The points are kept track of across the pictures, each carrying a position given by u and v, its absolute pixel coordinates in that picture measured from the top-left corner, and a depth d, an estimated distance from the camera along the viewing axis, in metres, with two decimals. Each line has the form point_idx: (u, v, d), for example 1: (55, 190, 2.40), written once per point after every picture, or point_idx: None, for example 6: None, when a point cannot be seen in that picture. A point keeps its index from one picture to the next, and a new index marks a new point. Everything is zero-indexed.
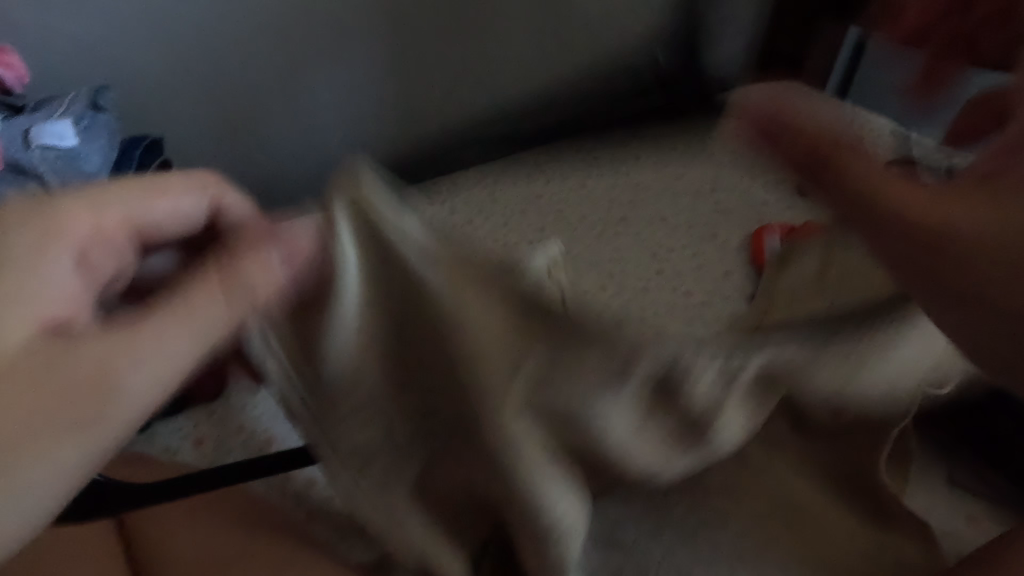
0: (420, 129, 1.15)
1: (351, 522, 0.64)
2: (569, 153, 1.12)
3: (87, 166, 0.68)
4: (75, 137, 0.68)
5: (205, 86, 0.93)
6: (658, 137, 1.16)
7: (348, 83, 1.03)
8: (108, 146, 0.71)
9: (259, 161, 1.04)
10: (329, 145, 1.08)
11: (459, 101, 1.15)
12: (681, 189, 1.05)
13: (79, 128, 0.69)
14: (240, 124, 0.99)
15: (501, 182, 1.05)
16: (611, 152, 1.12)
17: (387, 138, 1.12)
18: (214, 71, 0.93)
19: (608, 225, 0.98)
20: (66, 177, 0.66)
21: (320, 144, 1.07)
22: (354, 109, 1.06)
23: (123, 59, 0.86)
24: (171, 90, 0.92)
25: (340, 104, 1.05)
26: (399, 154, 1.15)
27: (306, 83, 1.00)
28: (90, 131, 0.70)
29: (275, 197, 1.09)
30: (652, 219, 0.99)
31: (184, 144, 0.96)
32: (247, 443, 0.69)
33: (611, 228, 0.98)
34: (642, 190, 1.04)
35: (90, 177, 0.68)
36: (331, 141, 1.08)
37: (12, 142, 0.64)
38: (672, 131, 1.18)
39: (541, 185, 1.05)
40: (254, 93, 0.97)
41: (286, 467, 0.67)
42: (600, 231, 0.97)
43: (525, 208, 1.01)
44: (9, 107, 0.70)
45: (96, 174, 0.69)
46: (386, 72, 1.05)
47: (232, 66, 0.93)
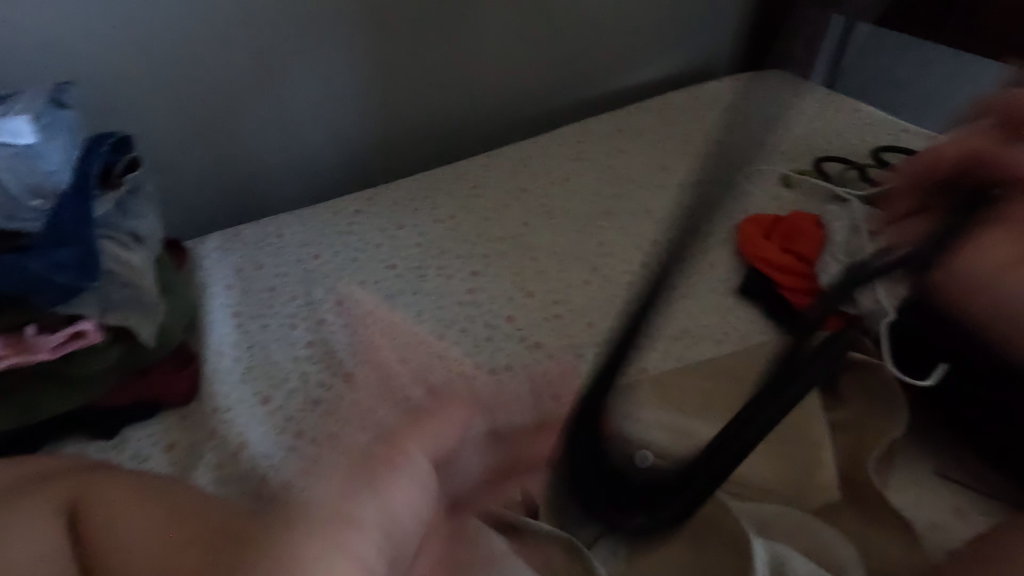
0: (401, 124, 1.12)
1: None
2: (552, 146, 1.10)
3: (46, 165, 0.65)
4: (32, 134, 0.65)
5: (176, 81, 0.91)
6: (642, 129, 1.14)
7: (321, 77, 1.01)
8: (70, 142, 0.69)
9: (235, 159, 1.01)
10: (308, 140, 1.06)
11: (440, 96, 1.13)
12: (666, 181, 1.03)
13: (39, 126, 0.66)
14: (212, 119, 0.96)
15: (482, 177, 1.03)
16: (595, 145, 1.10)
17: (367, 133, 1.10)
18: (185, 68, 0.90)
19: (593, 219, 0.96)
20: (22, 179, 0.63)
21: (298, 140, 1.05)
22: (332, 104, 1.04)
23: (90, 54, 0.84)
24: (142, 87, 0.89)
25: (317, 98, 1.02)
26: (379, 151, 1.13)
27: (282, 77, 0.98)
28: (50, 128, 0.67)
29: (252, 195, 1.06)
30: (636, 212, 0.98)
31: (156, 141, 0.94)
32: (218, 448, 0.67)
33: (595, 222, 0.96)
34: (626, 183, 1.03)
35: (50, 178, 0.65)
36: (311, 137, 1.05)
37: None
38: (657, 123, 1.16)
39: (523, 179, 1.03)
40: (228, 88, 0.95)
41: (260, 472, 0.64)
42: (584, 224, 0.95)
43: (507, 202, 0.99)
44: None
45: (57, 174, 0.66)
46: (363, 64, 1.03)
47: (203, 61, 0.91)
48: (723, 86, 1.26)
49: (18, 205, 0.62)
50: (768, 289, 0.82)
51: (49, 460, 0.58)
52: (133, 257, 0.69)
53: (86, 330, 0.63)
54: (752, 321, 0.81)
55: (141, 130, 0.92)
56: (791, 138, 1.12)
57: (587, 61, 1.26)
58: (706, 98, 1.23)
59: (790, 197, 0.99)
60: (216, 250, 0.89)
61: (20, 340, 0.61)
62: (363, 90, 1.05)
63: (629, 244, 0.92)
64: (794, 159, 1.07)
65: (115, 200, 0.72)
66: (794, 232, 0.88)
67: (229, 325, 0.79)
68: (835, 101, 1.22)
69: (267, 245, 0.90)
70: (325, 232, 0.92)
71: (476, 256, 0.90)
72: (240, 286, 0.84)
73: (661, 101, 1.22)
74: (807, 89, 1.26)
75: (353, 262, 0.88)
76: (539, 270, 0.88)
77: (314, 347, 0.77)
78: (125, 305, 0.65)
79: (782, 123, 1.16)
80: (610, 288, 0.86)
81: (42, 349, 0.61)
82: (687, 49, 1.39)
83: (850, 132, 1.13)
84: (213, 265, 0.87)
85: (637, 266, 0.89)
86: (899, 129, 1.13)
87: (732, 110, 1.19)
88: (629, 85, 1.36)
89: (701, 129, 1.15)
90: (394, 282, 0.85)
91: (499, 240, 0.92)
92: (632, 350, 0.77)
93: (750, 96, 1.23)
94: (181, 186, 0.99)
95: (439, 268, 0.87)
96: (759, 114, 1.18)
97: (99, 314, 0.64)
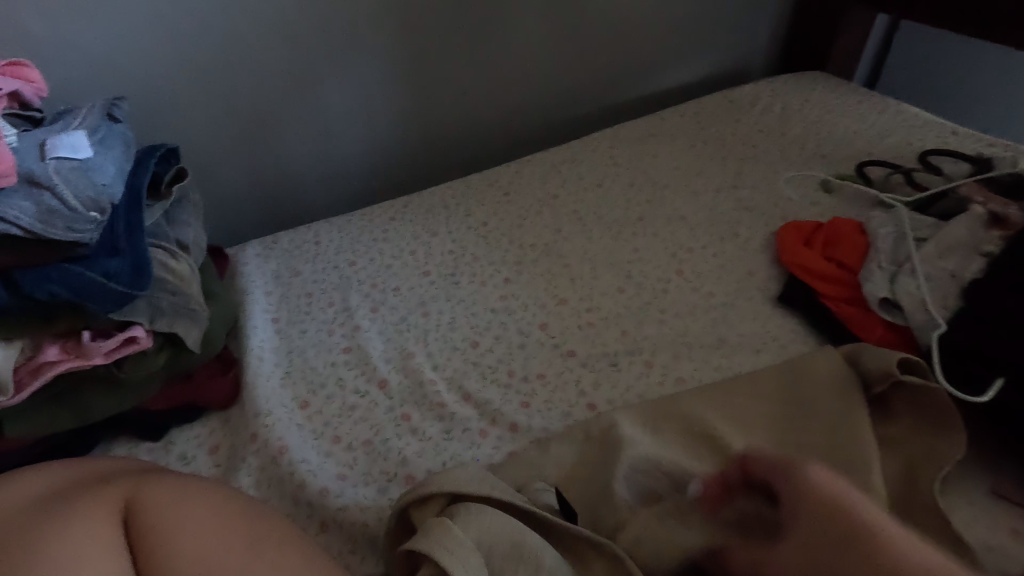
0: (435, 132, 1.13)
1: (363, 533, 0.62)
2: (584, 152, 1.09)
3: (101, 178, 0.65)
4: (89, 149, 0.67)
5: (220, 94, 0.94)
6: (677, 133, 1.13)
7: (356, 88, 1.03)
8: (123, 155, 0.71)
9: (275, 168, 1.04)
10: (345, 150, 1.08)
11: (474, 103, 1.14)
12: (701, 186, 1.02)
13: (94, 139, 0.69)
14: (255, 130, 0.99)
15: (515, 184, 1.03)
16: (628, 150, 1.10)
17: (401, 141, 1.11)
18: (230, 82, 0.94)
19: (626, 225, 0.95)
20: (80, 191, 0.63)
21: (335, 149, 1.07)
22: (368, 113, 1.06)
23: (140, 70, 0.87)
24: (187, 101, 0.92)
25: (353, 107, 1.04)
26: (413, 158, 1.14)
27: (319, 88, 1.00)
28: (104, 141, 0.70)
29: (290, 203, 1.09)
30: (671, 217, 0.96)
31: (201, 152, 0.97)
32: (259, 452, 0.68)
33: (629, 228, 0.95)
34: (660, 189, 1.02)
35: (105, 191, 0.65)
36: (348, 146, 1.08)
37: (28, 155, 0.62)
38: (691, 127, 1.15)
39: (556, 186, 1.03)
40: (269, 100, 0.98)
41: (298, 476, 0.65)
42: (617, 231, 0.95)
43: (540, 209, 0.99)
44: (30, 119, 0.71)
45: (112, 186, 0.66)
46: (398, 73, 1.04)
47: (246, 74, 0.94)
48: (760, 88, 1.24)
49: (74, 217, 0.62)
50: (808, 297, 0.81)
51: (103, 463, 0.61)
52: (181, 266, 0.72)
53: (138, 336, 0.65)
54: (792, 329, 0.79)
55: (187, 141, 0.95)
56: (832, 141, 1.10)
57: (620, 66, 1.25)
58: (741, 101, 1.21)
59: (829, 202, 0.97)
60: (255, 257, 0.91)
61: (77, 345, 0.64)
62: (398, 99, 1.07)
63: (663, 251, 0.91)
64: (834, 163, 1.05)
65: (163, 210, 0.75)
66: (833, 239, 0.86)
67: (269, 331, 0.81)
68: (877, 103, 1.18)
69: (305, 252, 0.92)
70: (361, 239, 0.93)
71: (508, 263, 0.90)
72: (278, 292, 0.86)
73: (695, 104, 1.20)
74: (848, 91, 1.22)
75: (387, 268, 0.89)
76: (572, 277, 0.88)
77: (350, 353, 0.78)
78: (174, 313, 0.68)
79: (822, 126, 1.13)
80: (643, 295, 0.85)
81: (97, 353, 0.64)
82: (723, 52, 1.37)
83: (894, 134, 1.09)
84: (253, 271, 0.89)
85: (671, 272, 0.88)
86: (947, 130, 1.09)
87: (769, 114, 1.17)
88: (662, 87, 1.34)
89: (736, 133, 1.13)
90: (428, 289, 0.86)
91: (531, 246, 0.92)
92: (667, 359, 0.76)
93: (788, 98, 1.21)
94: (223, 194, 1.03)
95: (471, 275, 0.88)
96: (798, 117, 1.16)
97: (149, 320, 0.66)
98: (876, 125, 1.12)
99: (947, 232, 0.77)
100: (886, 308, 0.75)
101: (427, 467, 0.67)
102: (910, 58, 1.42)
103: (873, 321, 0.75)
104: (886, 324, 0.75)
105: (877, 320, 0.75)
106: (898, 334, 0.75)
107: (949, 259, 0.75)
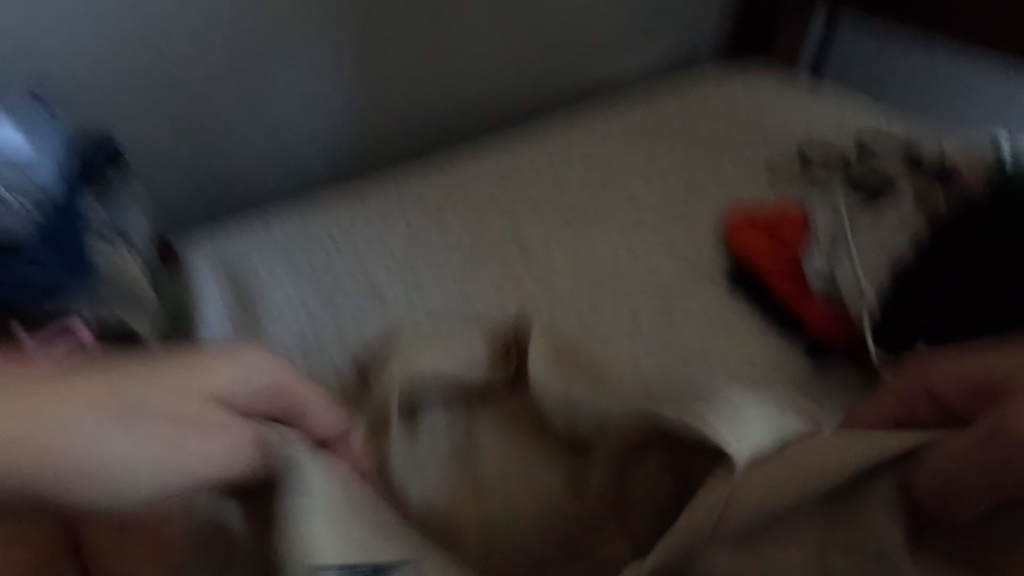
0: (387, 116, 1.12)
1: None
2: (540, 137, 1.10)
3: (30, 166, 0.66)
4: (15, 134, 0.66)
5: (162, 73, 0.91)
6: (628, 118, 1.15)
7: (307, 72, 1.01)
8: (54, 141, 0.70)
9: (219, 153, 1.01)
10: (297, 134, 1.06)
11: (428, 85, 1.13)
12: (653, 171, 1.04)
13: (21, 125, 0.68)
14: (197, 110, 0.96)
15: (471, 169, 1.02)
16: (581, 135, 1.11)
17: (352, 126, 1.10)
18: (168, 63, 0.91)
19: (581, 210, 0.97)
20: (7, 179, 0.64)
21: (285, 135, 1.05)
22: (318, 98, 1.04)
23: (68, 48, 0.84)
24: (123, 82, 0.90)
25: (301, 90, 1.02)
26: (366, 144, 1.13)
27: (264, 70, 0.98)
28: (31, 126, 0.68)
29: (235, 189, 1.05)
30: (622, 200, 0.98)
31: (140, 135, 0.94)
32: None
33: (583, 212, 0.96)
34: (612, 173, 1.03)
35: (34, 178, 0.66)
36: (300, 131, 1.06)
37: None
38: (642, 112, 1.17)
39: (512, 170, 1.03)
40: (214, 83, 0.95)
41: None
42: (572, 216, 0.96)
43: (496, 193, 0.99)
44: None
45: (40, 173, 0.66)
46: (348, 59, 1.03)
47: (184, 58, 0.92)
48: (708, 73, 1.27)
49: (5, 204, 0.63)
50: (753, 276, 0.85)
51: None
52: (121, 256, 0.69)
53: (77, 330, 0.63)
54: (737, 307, 0.83)
55: (124, 122, 0.92)
56: (777, 125, 1.13)
57: (572, 50, 1.26)
58: (692, 86, 1.24)
59: (774, 185, 1.01)
60: (201, 246, 0.88)
61: (10, 340, 0.61)
62: (350, 83, 1.05)
63: (614, 232, 0.93)
64: (779, 146, 1.09)
65: (99, 199, 0.73)
66: (780, 217, 0.90)
67: (221, 324, 0.80)
68: (818, 87, 1.23)
69: (254, 237, 0.89)
70: (313, 224, 0.91)
71: (465, 248, 0.90)
72: (228, 282, 0.84)
73: (646, 89, 1.22)
74: (791, 76, 1.26)
75: (342, 255, 0.87)
76: (529, 261, 0.88)
77: (305, 343, 0.77)
78: (115, 302, 0.66)
79: (766, 110, 1.17)
80: (597, 276, 0.87)
81: (33, 348, 0.61)
82: (672, 38, 1.40)
83: (832, 117, 1.14)
84: (200, 261, 0.86)
85: (623, 254, 0.90)
86: (882, 114, 1.14)
87: (717, 99, 1.20)
88: (613, 74, 1.36)
89: (685, 117, 1.16)
90: (384, 277, 0.85)
91: (488, 231, 0.93)
92: None
93: (735, 84, 1.24)
94: (167, 178, 0.99)
95: (429, 261, 0.88)
96: (744, 103, 1.19)
97: (87, 311, 0.64)
98: (815, 110, 1.17)
99: (879, 212, 0.85)
100: (825, 285, 0.82)
101: (387, 453, 0.66)
102: None
103: (815, 301, 0.81)
104: (823, 300, 0.81)
105: (818, 301, 0.81)
106: (836, 311, 0.80)
107: (877, 238, 0.84)
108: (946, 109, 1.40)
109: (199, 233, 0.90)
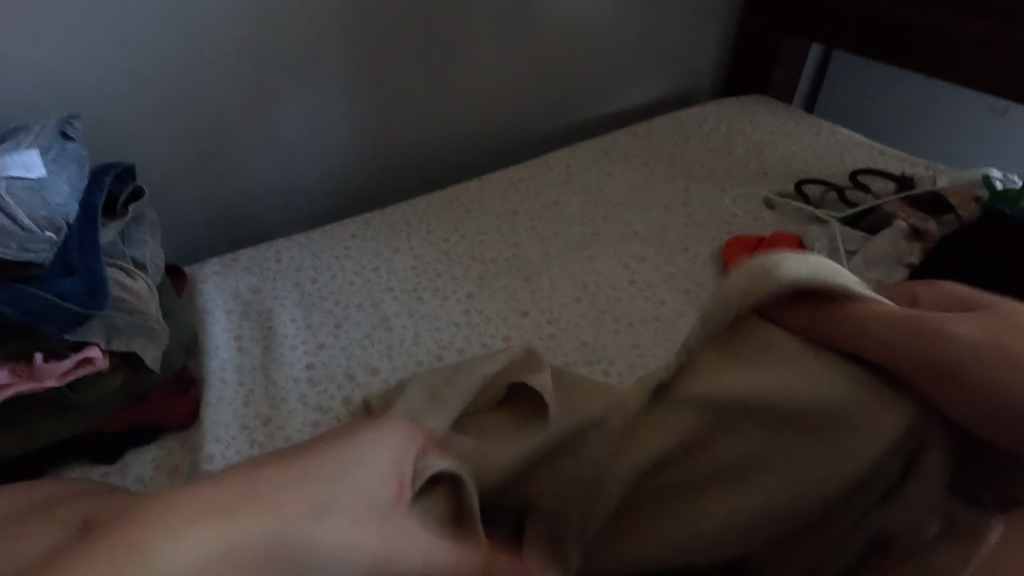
0: (396, 150, 1.16)
1: None
2: (543, 170, 1.13)
3: (54, 198, 0.68)
4: (42, 167, 0.68)
5: (182, 109, 0.94)
6: (629, 153, 1.18)
7: (320, 108, 1.04)
8: (77, 173, 0.72)
9: (233, 185, 1.04)
10: (308, 167, 1.09)
11: (436, 120, 1.17)
12: (653, 204, 1.06)
13: (47, 158, 0.70)
14: (213, 144, 0.99)
15: (477, 202, 1.05)
16: (583, 169, 1.14)
17: (362, 160, 1.13)
18: (188, 99, 0.94)
19: (583, 241, 0.99)
20: (32, 211, 0.65)
21: (296, 167, 1.08)
22: (329, 133, 1.07)
23: (92, 86, 0.86)
24: (143, 118, 0.92)
25: (314, 126, 1.05)
26: (375, 176, 1.16)
27: (279, 107, 1.01)
28: (57, 160, 0.70)
29: (250, 220, 1.09)
30: (624, 232, 1.01)
31: (158, 167, 0.96)
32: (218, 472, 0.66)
33: (586, 243, 0.98)
34: (613, 206, 1.06)
35: (59, 210, 0.68)
36: (311, 163, 1.09)
37: None
38: (643, 147, 1.20)
39: (516, 203, 1.06)
40: (231, 118, 0.98)
41: None
42: (575, 248, 0.98)
43: (500, 225, 1.01)
44: None
45: (65, 206, 0.69)
46: (360, 96, 1.06)
47: (204, 95, 0.94)
48: (706, 110, 1.31)
49: (29, 236, 0.64)
50: None
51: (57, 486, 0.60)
52: (137, 284, 0.71)
53: (93, 357, 0.64)
54: None
55: (142, 156, 0.94)
56: (773, 160, 1.17)
57: (574, 88, 1.31)
58: (690, 122, 1.27)
59: (772, 218, 1.03)
60: (214, 275, 0.91)
61: (28, 367, 0.63)
62: (361, 119, 1.09)
63: (616, 263, 0.95)
64: (776, 181, 1.12)
65: (118, 229, 0.75)
66: (776, 251, 0.92)
67: (231, 350, 0.81)
68: (813, 125, 1.27)
69: (266, 269, 0.92)
70: (323, 256, 0.94)
71: (471, 278, 0.92)
72: (239, 310, 0.86)
73: (646, 125, 1.26)
74: (786, 114, 1.30)
75: (350, 285, 0.90)
76: (533, 291, 0.90)
77: (314, 369, 0.78)
78: (131, 331, 0.68)
79: (763, 146, 1.20)
80: (599, 305, 0.88)
81: (50, 375, 0.63)
82: (671, 77, 1.44)
83: (827, 154, 1.18)
84: (211, 289, 0.88)
85: (625, 284, 0.92)
86: (875, 151, 1.17)
87: (715, 135, 1.24)
88: (614, 110, 1.40)
89: (684, 152, 1.19)
90: (390, 305, 0.87)
91: (492, 262, 0.95)
92: (624, 368, 0.80)
93: (733, 120, 1.28)
94: (182, 209, 1.01)
95: (434, 290, 0.90)
96: (741, 139, 1.22)
97: (105, 340, 0.66)
98: (811, 146, 1.20)
99: (875, 245, 0.87)
100: None
101: None
102: (840, 84, 1.53)
103: None
104: None
105: None
106: None
107: (876, 269, 0.84)
108: (938, 146, 1.43)
109: (212, 262, 0.93)
